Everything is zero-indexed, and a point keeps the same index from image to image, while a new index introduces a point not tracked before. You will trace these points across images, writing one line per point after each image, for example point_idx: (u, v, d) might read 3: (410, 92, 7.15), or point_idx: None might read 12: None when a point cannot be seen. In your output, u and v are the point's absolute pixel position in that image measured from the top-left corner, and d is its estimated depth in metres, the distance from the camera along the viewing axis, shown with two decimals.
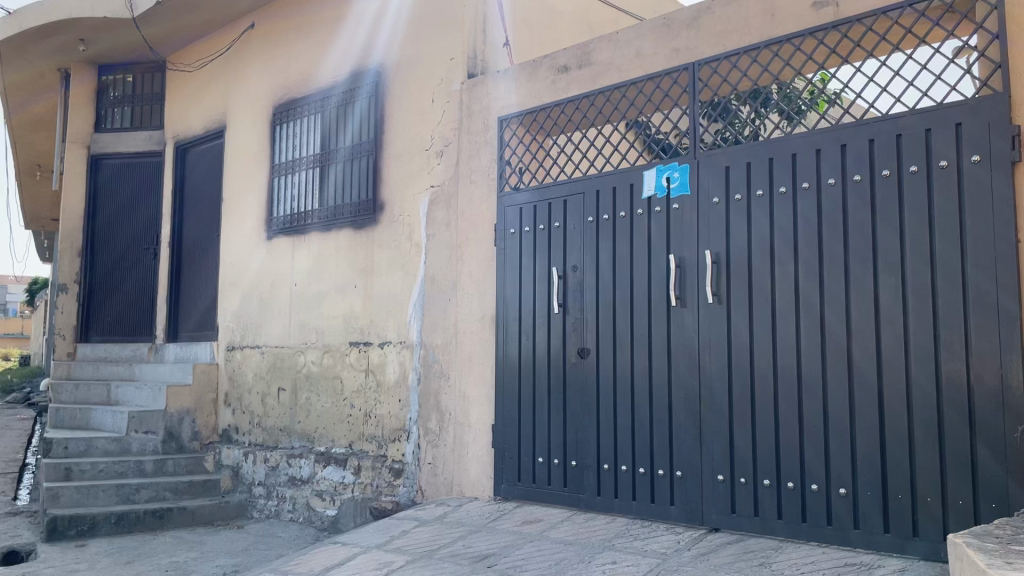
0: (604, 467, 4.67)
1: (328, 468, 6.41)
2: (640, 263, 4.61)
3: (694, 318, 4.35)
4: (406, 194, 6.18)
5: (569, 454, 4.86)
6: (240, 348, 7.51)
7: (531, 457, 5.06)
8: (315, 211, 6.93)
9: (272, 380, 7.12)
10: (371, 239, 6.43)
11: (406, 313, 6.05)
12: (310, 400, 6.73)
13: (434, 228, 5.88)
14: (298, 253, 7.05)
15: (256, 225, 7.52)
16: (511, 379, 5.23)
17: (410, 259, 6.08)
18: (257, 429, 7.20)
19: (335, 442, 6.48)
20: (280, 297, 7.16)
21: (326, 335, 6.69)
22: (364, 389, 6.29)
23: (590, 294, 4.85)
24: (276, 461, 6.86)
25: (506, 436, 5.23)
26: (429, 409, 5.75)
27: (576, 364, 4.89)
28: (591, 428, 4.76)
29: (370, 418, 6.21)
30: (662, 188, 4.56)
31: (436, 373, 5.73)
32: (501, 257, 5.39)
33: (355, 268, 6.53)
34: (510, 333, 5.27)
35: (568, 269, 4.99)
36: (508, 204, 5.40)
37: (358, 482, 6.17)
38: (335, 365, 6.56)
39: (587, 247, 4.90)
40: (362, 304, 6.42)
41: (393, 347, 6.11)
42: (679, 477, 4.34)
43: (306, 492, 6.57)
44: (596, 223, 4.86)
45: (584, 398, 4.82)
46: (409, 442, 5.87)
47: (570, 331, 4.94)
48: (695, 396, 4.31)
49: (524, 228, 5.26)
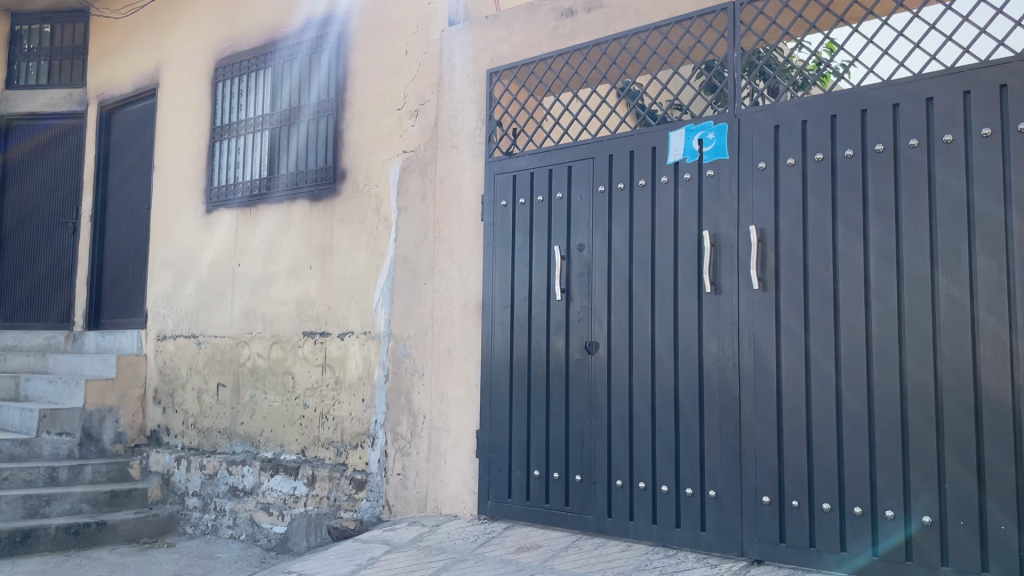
0: (617, 483, 3.93)
1: (276, 478, 5.53)
2: (665, 242, 3.87)
3: (732, 307, 3.63)
4: (373, 162, 5.34)
5: (572, 467, 4.10)
6: (173, 337, 6.55)
7: (525, 470, 4.28)
8: (264, 180, 6.01)
9: (209, 375, 6.19)
10: (329, 213, 5.56)
11: (371, 298, 5.21)
12: (254, 398, 5.83)
13: (407, 200, 5.08)
14: (243, 229, 6.12)
15: (193, 196, 6.56)
16: (500, 377, 4.45)
17: (377, 236, 5.24)
18: (192, 431, 6.27)
19: (284, 448, 5.60)
20: (221, 280, 6.22)
21: (275, 324, 5.78)
22: (321, 387, 5.42)
23: (600, 278, 4.08)
24: (214, 469, 5.95)
25: (492, 445, 4.45)
26: (399, 411, 4.95)
27: (582, 361, 4.12)
28: (600, 437, 4.00)
29: (326, 420, 5.36)
30: (692, 151, 3.82)
31: (409, 369, 4.93)
32: (489, 235, 4.59)
33: (311, 246, 5.65)
34: (499, 323, 4.48)
35: (572, 249, 4.21)
36: (498, 171, 4.59)
37: (312, 494, 5.32)
38: (286, 359, 5.67)
39: (598, 223, 4.12)
40: (318, 288, 5.55)
41: (355, 338, 5.27)
42: (713, 498, 3.62)
43: (249, 506, 5.67)
44: (609, 194, 4.09)
45: (591, 401, 4.06)
46: (374, 450, 5.05)
47: (574, 322, 4.17)
48: (734, 401, 3.59)
49: (519, 199, 4.47)
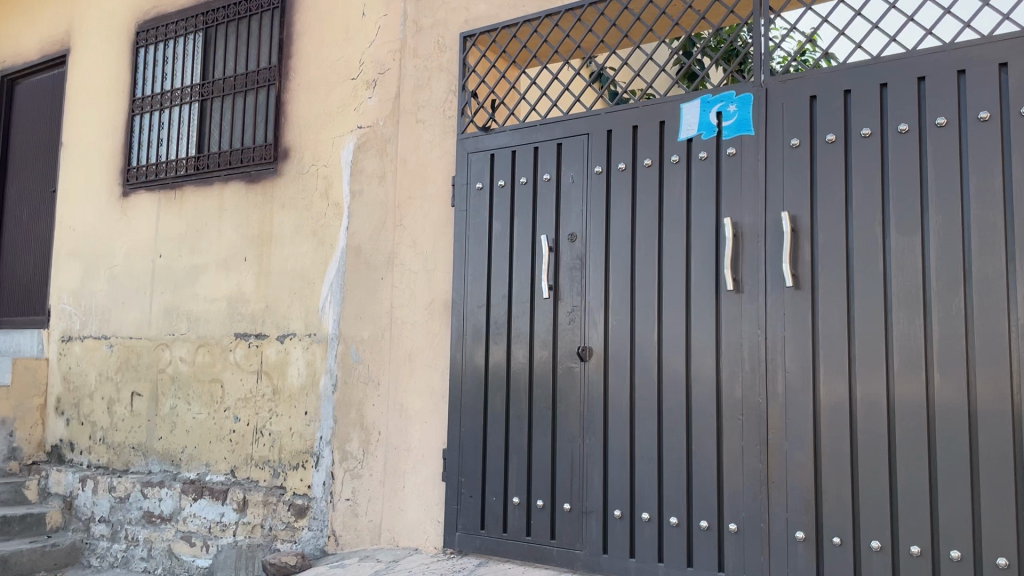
0: (614, 514, 3.34)
1: (200, 502, 4.76)
2: (675, 232, 3.31)
3: (757, 307, 3.09)
4: (321, 139, 4.65)
5: (559, 495, 3.50)
6: (80, 338, 5.69)
7: (502, 496, 3.66)
8: (192, 160, 5.24)
9: (122, 383, 5.37)
10: (268, 196, 4.84)
11: (318, 295, 4.52)
12: (175, 410, 5.05)
13: (362, 183, 4.42)
14: (165, 215, 5.33)
15: (107, 178, 5.72)
16: (472, 388, 3.82)
17: (324, 224, 4.56)
18: (100, 447, 5.42)
19: (209, 468, 4.83)
20: (138, 273, 5.41)
21: (201, 324, 5.02)
22: (255, 398, 4.69)
23: (596, 273, 3.50)
24: (125, 491, 5.12)
25: (461, 466, 3.81)
26: (350, 426, 4.28)
27: (572, 369, 3.53)
28: (595, 459, 3.41)
29: (261, 436, 4.63)
30: (710, 126, 3.27)
31: (361, 378, 4.28)
32: (461, 223, 3.97)
33: (245, 235, 4.90)
34: (473, 325, 3.87)
35: (561, 239, 3.62)
36: (473, 149, 3.98)
37: (242, 522, 4.57)
38: (214, 365, 4.91)
39: (594, 210, 3.54)
40: (253, 283, 4.82)
41: (297, 340, 4.57)
42: (733, 533, 3.06)
43: (167, 535, 4.88)
44: (608, 175, 3.52)
45: (584, 417, 3.47)
46: (318, 471, 4.35)
47: (564, 323, 3.57)
48: (759, 417, 3.05)
49: (498, 181, 3.87)
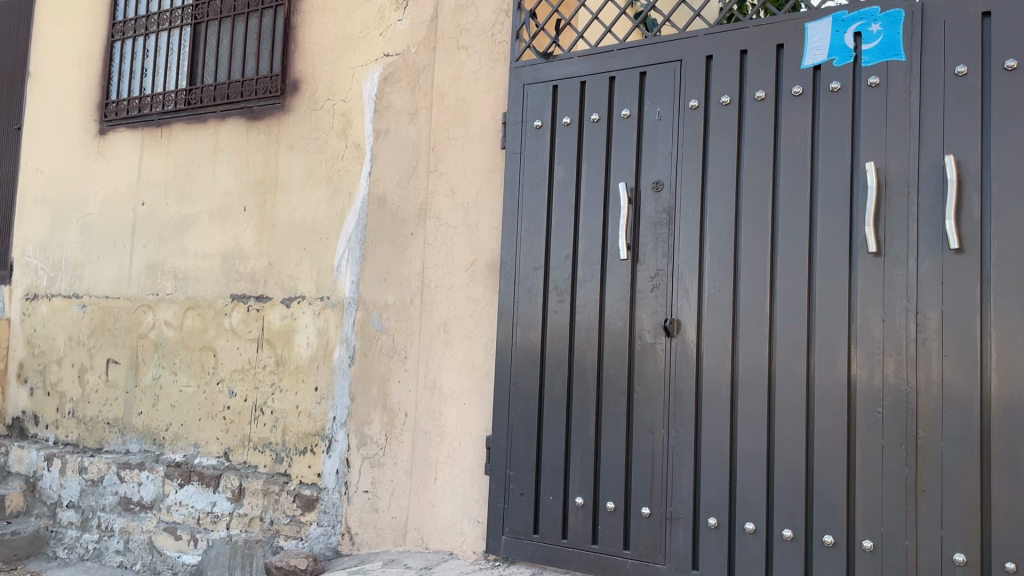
0: (708, 523, 2.75)
1: (188, 490, 4.11)
2: (796, 180, 2.69)
3: (906, 275, 2.49)
4: (338, 69, 3.96)
5: (635, 497, 2.90)
6: (48, 296, 4.97)
7: (561, 496, 3.06)
8: (182, 93, 4.51)
9: (97, 349, 4.67)
10: (272, 135, 4.15)
11: (332, 252, 3.86)
12: (159, 381, 4.37)
13: (389, 121, 3.75)
14: (149, 157, 4.61)
15: (82, 112, 4.97)
16: (525, 366, 3.20)
17: (342, 170, 3.89)
18: (70, 421, 4.73)
19: (198, 449, 4.17)
20: (116, 223, 4.69)
21: (191, 283, 4.33)
22: (254, 370, 4.03)
23: (688, 231, 2.88)
24: (99, 473, 4.45)
25: (509, 458, 3.19)
26: (369, 406, 3.65)
27: (655, 347, 2.91)
28: (684, 455, 2.81)
29: (261, 415, 3.98)
30: (846, 50, 2.65)
31: (384, 350, 3.64)
32: (514, 169, 3.32)
33: (245, 180, 4.21)
34: (526, 290, 3.23)
35: (643, 189, 2.99)
36: (530, 80, 3.31)
37: (238, 514, 3.94)
38: (206, 332, 4.23)
39: (687, 154, 2.91)
40: (254, 237, 4.14)
41: (307, 304, 3.91)
42: (867, 552, 2.47)
43: (147, 525, 4.21)
44: (706, 111, 2.89)
45: (671, 404, 2.86)
46: (330, 457, 3.72)
47: (645, 291, 2.95)
48: (906, 410, 2.46)
49: (561, 119, 3.22)
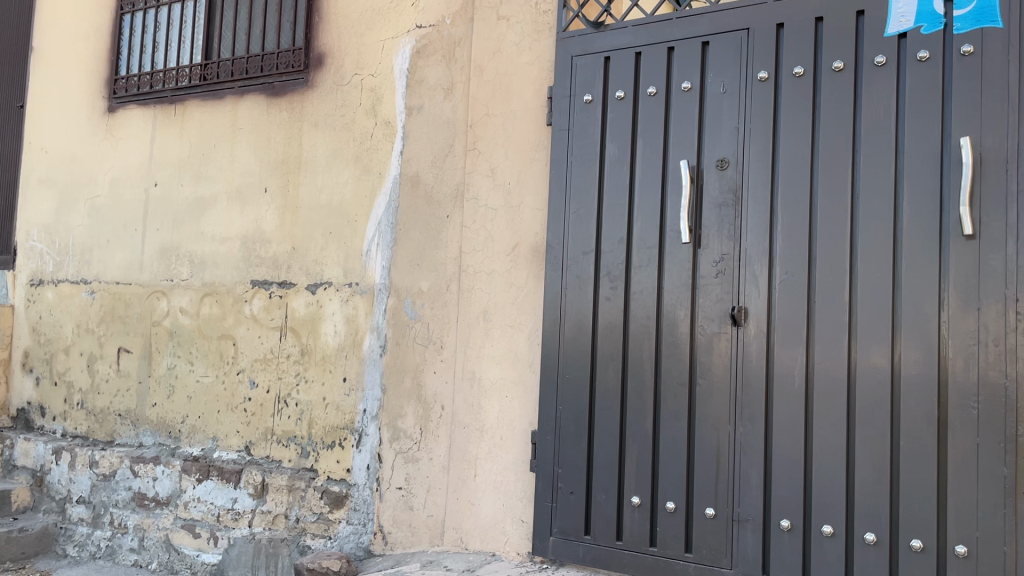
0: (779, 525, 2.57)
1: (207, 485, 3.91)
2: (878, 158, 2.50)
3: (1004, 260, 2.30)
4: (366, 42, 3.74)
5: (698, 497, 2.71)
6: (54, 282, 4.75)
7: (615, 495, 2.87)
8: (197, 69, 4.28)
9: (107, 338, 4.46)
10: (295, 113, 3.93)
11: (361, 236, 3.66)
12: (174, 371, 4.16)
13: (422, 96, 3.54)
14: (162, 136, 4.38)
15: (90, 89, 4.73)
16: (574, 356, 3.00)
17: (371, 149, 3.68)
18: (79, 413, 4.52)
19: (217, 443, 3.97)
20: (127, 205, 4.47)
21: (208, 268, 4.12)
22: (277, 360, 3.83)
23: (757, 213, 2.69)
24: (111, 467, 4.24)
25: (557, 455, 3.00)
26: (402, 398, 3.45)
27: (719, 336, 2.72)
28: (753, 453, 2.63)
29: (285, 407, 3.78)
30: (935, 16, 2.45)
31: (419, 339, 3.44)
32: (561, 147, 3.11)
33: (266, 160, 4.00)
34: (575, 276, 3.03)
35: (705, 168, 2.79)
36: (578, 51, 3.10)
37: (262, 511, 3.74)
38: (224, 319, 4.03)
39: (756, 130, 2.71)
40: (276, 220, 3.93)
41: (334, 291, 3.71)
42: (961, 558, 2.29)
43: (163, 522, 4.01)
44: (776, 84, 2.69)
45: (738, 398, 2.67)
46: (360, 452, 3.53)
47: (709, 276, 2.75)
48: (1004, 406, 2.27)
49: (614, 93, 3.01)
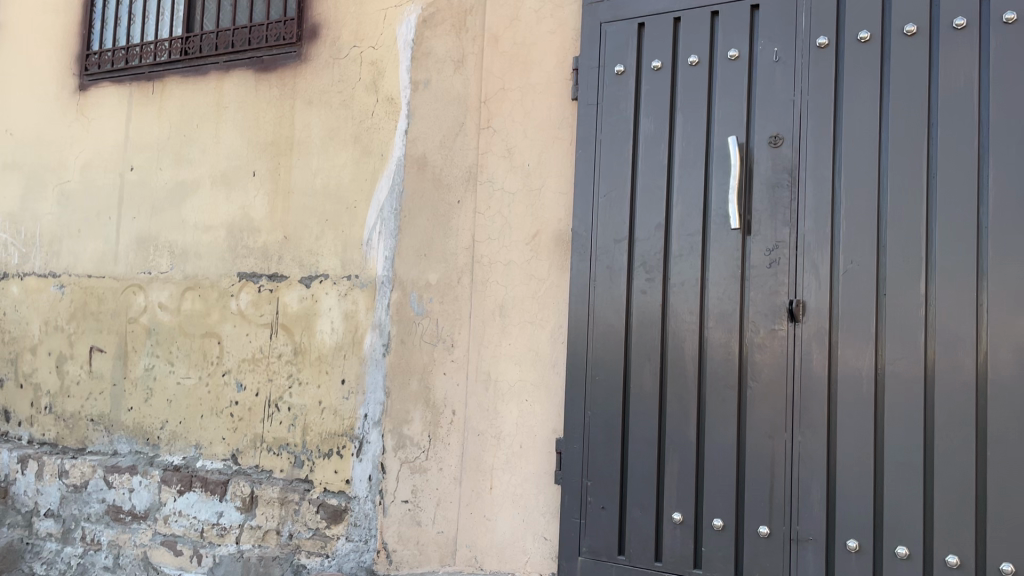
0: (845, 546, 2.28)
1: (189, 498, 3.56)
2: (958, 133, 2.22)
3: None
4: (367, 11, 3.41)
5: (750, 514, 2.42)
6: (19, 275, 4.37)
7: (653, 511, 2.57)
8: (178, 42, 3.92)
9: (78, 336, 4.09)
10: (287, 89, 3.59)
11: (361, 224, 3.33)
12: (152, 372, 3.80)
13: (430, 69, 3.22)
14: (138, 116, 4.02)
15: (59, 65, 4.35)
16: (604, 356, 2.70)
17: (372, 128, 3.35)
18: (47, 418, 4.14)
19: (200, 451, 3.62)
20: (100, 191, 4.10)
21: (189, 260, 3.77)
22: (267, 360, 3.49)
23: (817, 195, 2.40)
24: (82, 476, 3.88)
25: (585, 467, 2.69)
26: (409, 402, 3.14)
27: (773, 334, 2.43)
28: (814, 465, 2.34)
29: (276, 412, 3.44)
30: None
31: (427, 338, 3.13)
32: (589, 123, 2.80)
33: (255, 142, 3.65)
34: (605, 267, 2.72)
35: (756, 145, 2.49)
36: (608, 18, 2.79)
37: (251, 526, 3.41)
38: (208, 316, 3.68)
39: (815, 103, 2.43)
40: (266, 206, 3.59)
41: (332, 284, 3.38)
42: None
43: (140, 538, 3.66)
44: (838, 51, 2.41)
45: (795, 403, 2.38)
46: (361, 462, 3.21)
47: (760, 266, 2.46)
48: None
49: (650, 63, 2.71)
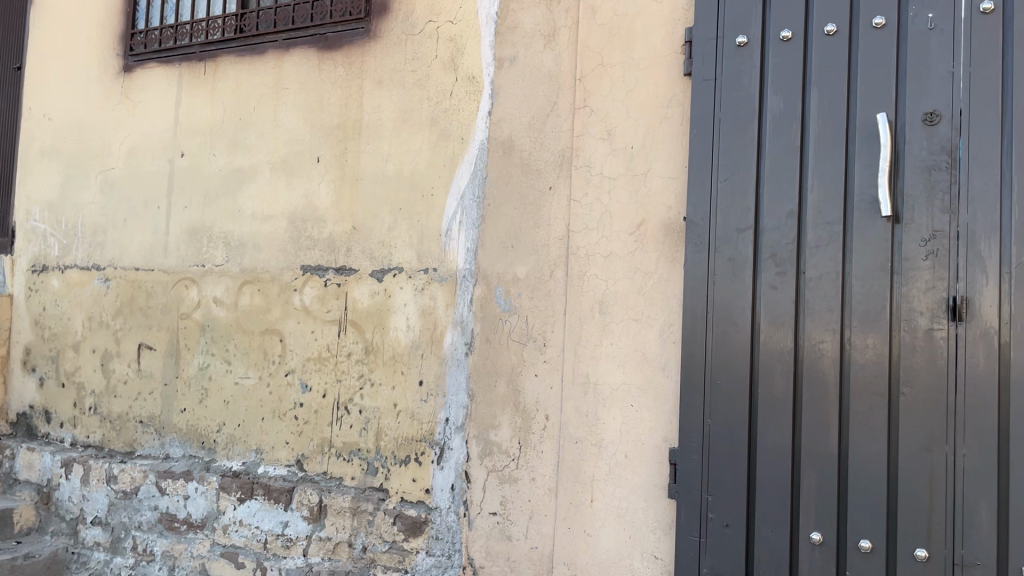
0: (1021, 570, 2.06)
1: (250, 507, 3.33)
2: None
3: None
4: None
5: (904, 535, 2.17)
6: (60, 268, 4.13)
7: (787, 530, 2.32)
8: (233, 18, 3.67)
9: (125, 333, 3.85)
10: (354, 68, 3.34)
11: (440, 213, 3.09)
12: (207, 372, 3.57)
13: (517, 44, 2.96)
14: (189, 99, 3.77)
15: (102, 44, 4.10)
16: (726, 358, 2.44)
17: (451, 109, 3.10)
18: (91, 419, 3.91)
19: (261, 456, 3.39)
20: (147, 179, 3.85)
21: (247, 252, 3.52)
22: (335, 359, 3.26)
23: (981, 179, 2.15)
24: (132, 482, 3.65)
25: (705, 480, 2.44)
26: (496, 406, 2.89)
27: (929, 334, 2.18)
28: (980, 481, 2.11)
29: (347, 414, 3.21)
30: None
31: (515, 336, 2.87)
32: (706, 100, 2.53)
33: (318, 125, 3.40)
34: (727, 260, 2.46)
35: (908, 122, 2.24)
36: None
37: (319, 538, 3.17)
38: (269, 312, 3.43)
39: (979, 76, 2.18)
40: (331, 195, 3.35)
41: (407, 279, 3.14)
42: None
43: (197, 549, 3.43)
44: (1005, 18, 2.15)
45: (957, 411, 2.14)
46: (442, 470, 2.98)
47: (914, 258, 2.21)
48: None
49: (778, 34, 2.45)
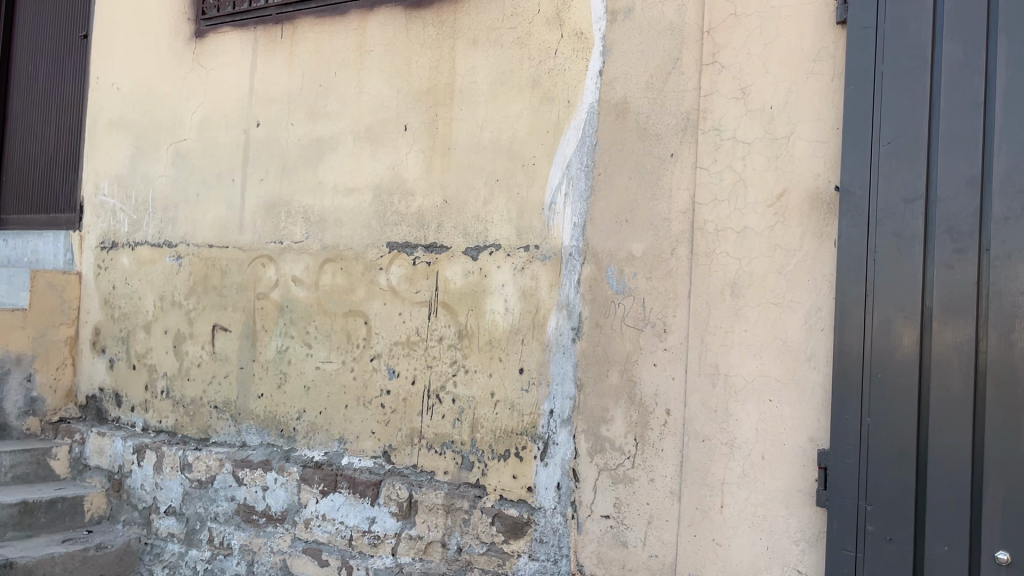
0: None
1: (334, 500, 3.11)
2: None
3: None
4: None
5: None
6: (130, 245, 3.96)
7: (965, 548, 2.00)
8: None
9: (198, 313, 3.66)
10: (445, 27, 3.06)
11: (543, 185, 2.81)
12: (285, 355, 3.35)
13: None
14: (265, 64, 3.53)
15: (173, 9, 3.88)
16: (891, 349, 2.12)
17: (556, 69, 2.80)
18: (164, 403, 3.73)
19: (344, 447, 3.16)
20: (220, 152, 3.64)
21: (328, 228, 3.29)
22: (425, 343, 3.01)
23: None
24: (208, 470, 3.46)
25: (863, 487, 2.14)
26: (608, 398, 2.61)
27: None
28: None
29: (438, 403, 2.96)
30: None
31: (631, 321, 2.59)
32: (866, 51, 2.21)
33: (406, 90, 3.14)
34: (892, 236, 2.14)
35: None
36: None
37: (409, 536, 2.94)
38: (353, 292, 3.20)
39: None
40: (421, 166, 3.08)
41: (506, 257, 2.87)
42: None
43: (278, 544, 3.24)
44: None
45: None
46: (546, 467, 2.72)
47: None
48: None
49: None
